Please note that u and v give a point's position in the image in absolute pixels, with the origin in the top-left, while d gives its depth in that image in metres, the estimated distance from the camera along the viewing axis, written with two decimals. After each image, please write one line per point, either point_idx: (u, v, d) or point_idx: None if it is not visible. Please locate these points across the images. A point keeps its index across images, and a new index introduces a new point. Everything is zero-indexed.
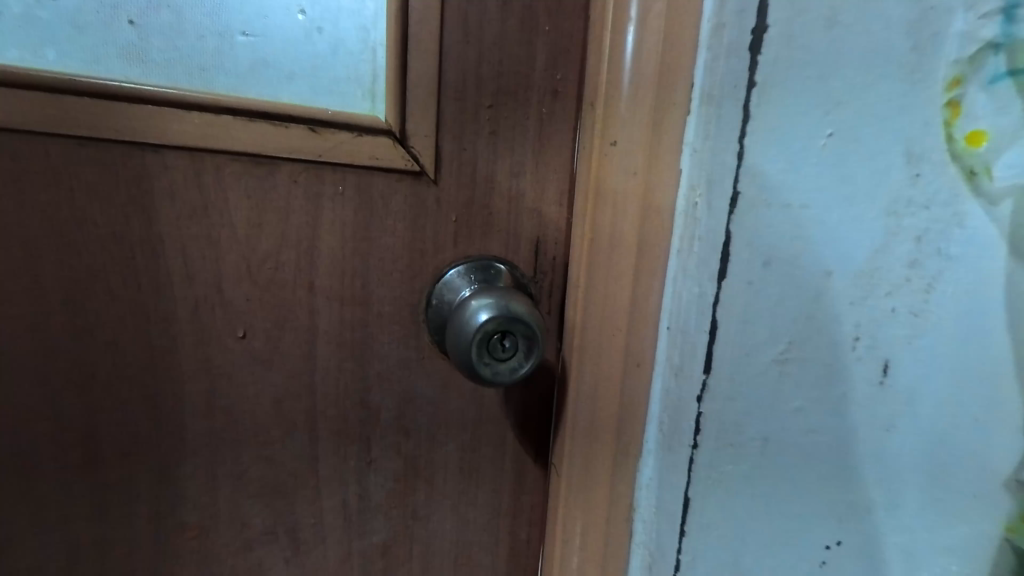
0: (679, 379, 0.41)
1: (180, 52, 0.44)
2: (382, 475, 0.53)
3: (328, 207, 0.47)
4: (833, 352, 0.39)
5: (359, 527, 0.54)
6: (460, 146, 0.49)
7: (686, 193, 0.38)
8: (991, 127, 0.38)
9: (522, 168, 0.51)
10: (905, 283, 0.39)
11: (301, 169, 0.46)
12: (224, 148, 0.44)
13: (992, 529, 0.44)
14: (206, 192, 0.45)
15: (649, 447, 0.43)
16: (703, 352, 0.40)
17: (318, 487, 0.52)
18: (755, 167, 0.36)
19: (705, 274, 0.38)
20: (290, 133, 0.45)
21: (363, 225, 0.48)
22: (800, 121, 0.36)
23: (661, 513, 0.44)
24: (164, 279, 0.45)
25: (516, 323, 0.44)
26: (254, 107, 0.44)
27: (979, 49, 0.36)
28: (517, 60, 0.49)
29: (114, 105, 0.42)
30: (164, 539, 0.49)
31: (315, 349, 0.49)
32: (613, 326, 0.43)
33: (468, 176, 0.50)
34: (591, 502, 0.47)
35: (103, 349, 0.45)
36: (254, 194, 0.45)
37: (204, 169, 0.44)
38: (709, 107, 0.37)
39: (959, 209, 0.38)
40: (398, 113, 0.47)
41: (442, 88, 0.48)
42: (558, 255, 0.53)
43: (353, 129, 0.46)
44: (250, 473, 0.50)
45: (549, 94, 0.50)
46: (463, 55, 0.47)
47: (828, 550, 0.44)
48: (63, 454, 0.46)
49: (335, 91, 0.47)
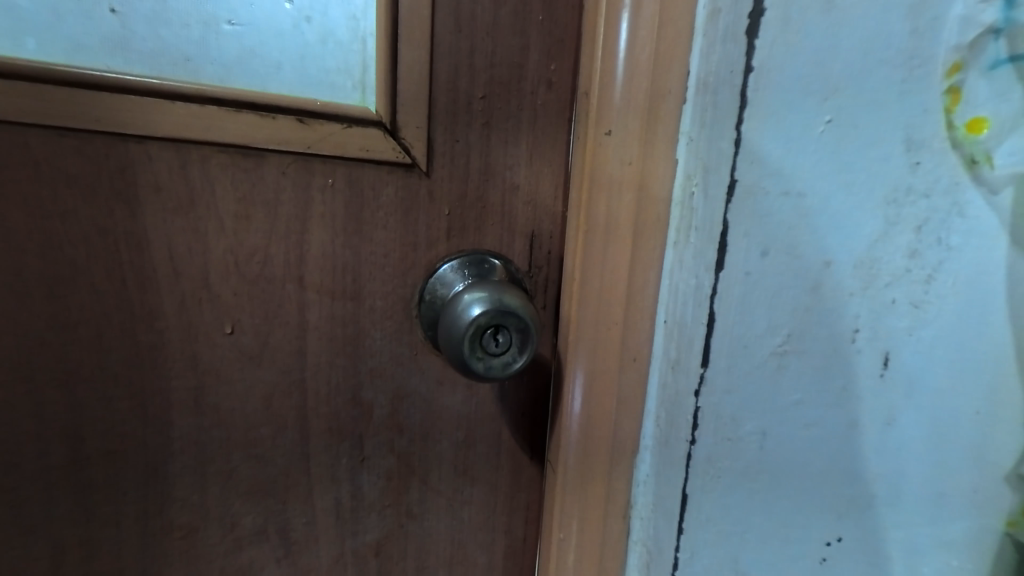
0: (675, 373, 0.40)
1: (164, 41, 0.43)
2: (376, 473, 0.53)
3: (318, 200, 0.46)
4: (833, 344, 0.39)
5: (353, 526, 0.53)
6: (453, 138, 0.48)
7: (682, 182, 0.38)
8: (992, 114, 0.37)
9: (516, 160, 0.50)
10: (905, 274, 0.38)
11: (290, 161, 0.45)
12: (210, 139, 0.43)
13: (993, 522, 0.44)
14: (192, 185, 0.44)
15: (646, 442, 0.43)
16: (701, 345, 0.39)
17: (310, 486, 0.51)
18: (753, 154, 0.36)
19: (702, 265, 0.38)
20: (278, 124, 0.44)
21: (355, 219, 0.47)
22: (799, 108, 0.35)
23: (658, 509, 0.43)
24: (150, 274, 0.44)
25: (509, 317, 0.43)
26: (240, 97, 0.43)
27: (979, 35, 0.36)
28: (510, 51, 0.48)
29: (95, 94, 0.41)
30: (151, 540, 0.48)
31: (306, 345, 0.48)
32: (610, 319, 0.42)
33: (461, 169, 0.49)
34: (587, 498, 0.46)
35: (87, 345, 0.44)
36: (242, 186, 0.45)
37: (190, 161, 0.43)
38: (705, 94, 0.36)
39: (959, 198, 0.38)
40: (389, 104, 0.46)
41: (434, 79, 0.47)
42: (553, 249, 0.52)
43: (343, 120, 0.45)
44: (240, 472, 0.49)
45: (543, 85, 0.49)
46: (455, 45, 0.47)
47: (827, 546, 0.43)
48: (46, 454, 0.45)
49: (324, 82, 0.46)
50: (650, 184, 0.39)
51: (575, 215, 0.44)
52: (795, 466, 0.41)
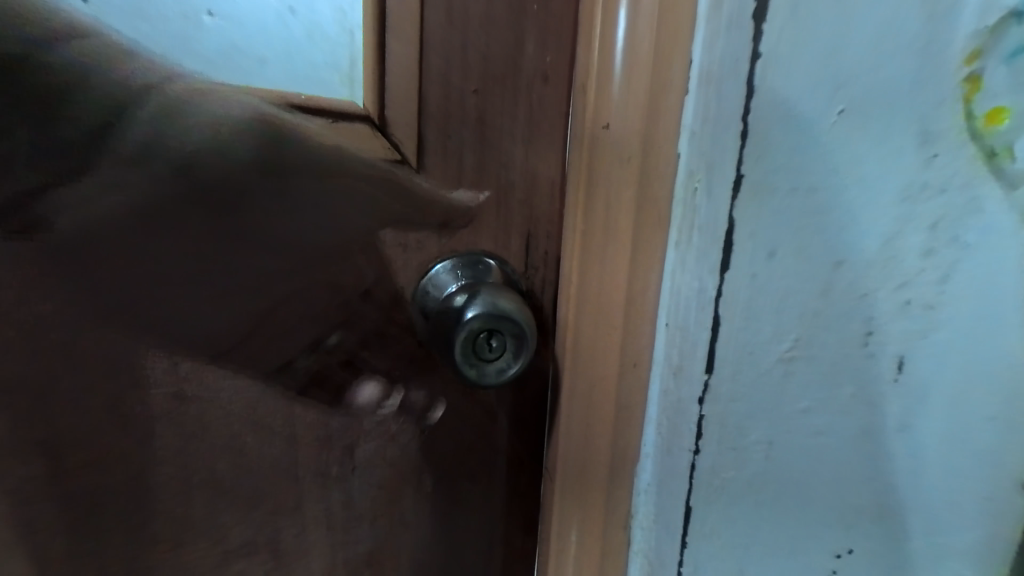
0: (678, 379, 0.38)
1: (137, 31, 0.39)
2: (368, 481, 0.51)
3: (301, 200, 0.44)
4: (839, 349, 0.38)
5: (345, 535, 0.52)
6: (446, 135, 0.46)
7: (685, 179, 0.36)
8: (1013, 105, 0.35)
9: (511, 157, 0.48)
10: (920, 274, 0.36)
11: (270, 159, 0.43)
12: (183, 135, 0.40)
13: (1010, 533, 0.42)
14: (163, 184, 0.41)
15: (648, 450, 0.41)
16: (704, 352, 0.37)
17: (300, 494, 0.50)
18: (759, 149, 0.34)
19: (706, 267, 0.36)
20: (258, 121, 0.42)
21: (350, 225, 0.46)
22: (806, 103, 0.34)
23: (660, 519, 0.41)
24: (128, 281, 0.42)
25: (504, 323, 0.41)
26: (219, 92, 0.41)
27: (1001, 20, 0.34)
28: (505, 43, 0.46)
29: (55, 87, 0.37)
30: (136, 552, 0.47)
31: (292, 351, 0.47)
32: (609, 326, 0.40)
33: (454, 167, 0.47)
34: (587, 506, 0.44)
35: (61, 353, 0.42)
36: (218, 186, 0.42)
37: (160, 159, 0.40)
38: (709, 86, 0.34)
39: (977, 195, 0.36)
40: (377, 100, 0.44)
41: (425, 73, 0.45)
42: (549, 250, 0.50)
43: (328, 117, 0.44)
44: (225, 482, 0.48)
45: (539, 79, 0.47)
46: (447, 38, 0.44)
47: (837, 558, 0.41)
48: (20, 467, 0.43)
49: (309, 77, 0.45)
50: (654, 180, 0.37)
51: (572, 218, 0.42)
52: (798, 472, 0.40)
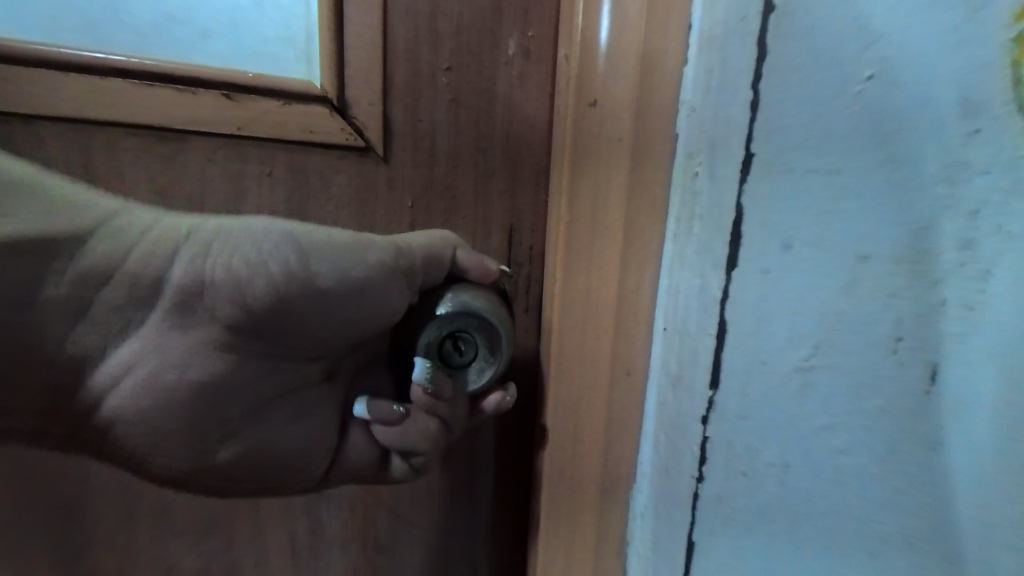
0: (677, 391, 0.35)
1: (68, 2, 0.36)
2: (336, 504, 0.46)
3: (254, 190, 0.41)
4: (896, 386, 0.25)
5: (312, 564, 0.47)
6: (416, 117, 0.41)
7: (684, 162, 0.33)
8: None
9: (490, 142, 0.43)
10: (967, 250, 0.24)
11: (217, 145, 0.39)
12: (118, 117, 0.37)
13: None
14: (94, 171, 0.38)
15: (644, 468, 0.38)
16: (708, 362, 0.32)
17: (262, 518, 0.45)
18: (773, 116, 0.28)
19: (709, 263, 0.32)
20: (200, 100, 0.38)
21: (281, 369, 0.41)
22: (830, 59, 0.26)
23: (658, 549, 0.37)
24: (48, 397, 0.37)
25: (467, 322, 0.39)
26: (153, 69, 0.37)
27: None
28: (480, 14, 0.41)
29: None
30: None
31: None
32: (598, 321, 0.39)
33: (426, 153, 0.42)
34: (576, 516, 0.42)
35: None
36: (160, 175, 0.39)
37: (93, 146, 0.38)
38: (711, 51, 0.31)
39: None
40: (336, 77, 0.39)
41: (389, 47, 0.40)
42: (535, 246, 0.45)
43: (280, 97, 0.39)
44: (176, 506, 0.43)
45: (521, 54, 0.42)
46: (414, 7, 0.40)
47: None
48: None
49: (261, 50, 0.40)
50: (646, 182, 0.35)
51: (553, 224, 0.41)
52: (835, 547, 0.28)
